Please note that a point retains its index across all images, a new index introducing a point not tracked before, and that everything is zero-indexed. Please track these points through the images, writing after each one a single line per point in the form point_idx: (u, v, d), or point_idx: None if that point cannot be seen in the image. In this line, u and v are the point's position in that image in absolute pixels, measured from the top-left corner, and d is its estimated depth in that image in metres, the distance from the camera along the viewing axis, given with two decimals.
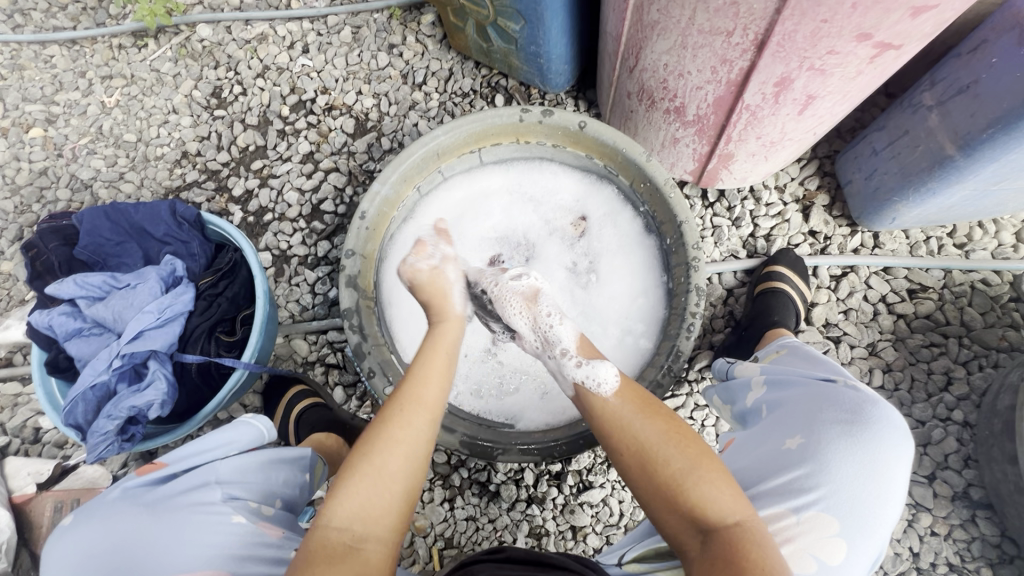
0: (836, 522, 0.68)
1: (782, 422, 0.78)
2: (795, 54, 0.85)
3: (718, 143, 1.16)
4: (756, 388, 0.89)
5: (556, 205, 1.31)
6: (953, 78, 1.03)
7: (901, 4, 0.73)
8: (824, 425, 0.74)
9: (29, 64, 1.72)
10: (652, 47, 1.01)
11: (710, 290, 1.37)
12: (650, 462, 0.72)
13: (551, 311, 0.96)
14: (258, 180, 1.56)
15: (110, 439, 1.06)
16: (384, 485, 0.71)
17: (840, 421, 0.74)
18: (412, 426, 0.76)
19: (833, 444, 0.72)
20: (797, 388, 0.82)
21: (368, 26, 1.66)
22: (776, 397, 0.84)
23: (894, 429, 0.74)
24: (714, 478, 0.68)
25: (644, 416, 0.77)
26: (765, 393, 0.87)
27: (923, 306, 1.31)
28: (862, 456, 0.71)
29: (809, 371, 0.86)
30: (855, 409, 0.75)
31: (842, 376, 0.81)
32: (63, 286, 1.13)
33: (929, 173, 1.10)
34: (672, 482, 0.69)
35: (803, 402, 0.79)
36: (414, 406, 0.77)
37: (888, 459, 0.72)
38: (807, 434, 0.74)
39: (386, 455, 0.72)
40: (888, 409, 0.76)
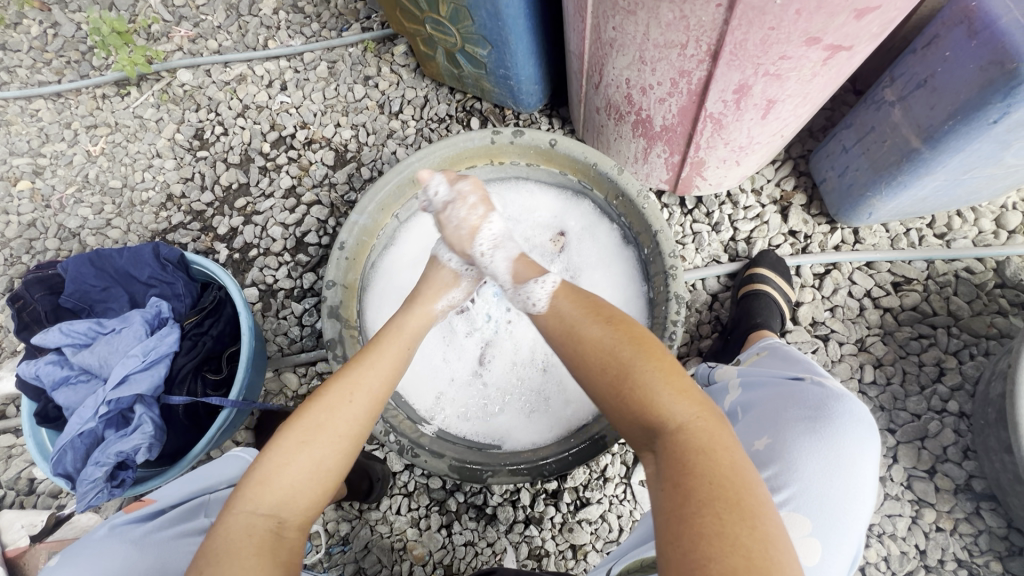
0: (808, 522, 0.68)
1: (751, 425, 0.78)
2: (748, 61, 0.86)
3: (689, 151, 1.17)
4: (733, 391, 0.89)
5: (534, 222, 1.32)
6: (911, 73, 1.04)
7: (845, 8, 0.74)
8: (790, 423, 0.74)
9: (16, 119, 1.76)
10: (613, 63, 1.03)
11: (695, 296, 1.37)
12: (603, 367, 0.71)
13: (484, 248, 1.00)
14: (242, 218, 1.58)
15: (99, 486, 1.04)
16: (322, 455, 0.71)
17: (805, 419, 0.74)
18: (347, 416, 0.74)
19: (799, 442, 0.72)
20: (767, 388, 0.82)
21: (343, 60, 1.70)
22: (748, 398, 0.83)
23: (860, 423, 0.74)
24: (661, 376, 0.67)
25: (588, 321, 0.78)
26: (739, 394, 0.86)
27: (909, 298, 1.31)
28: (829, 453, 0.71)
29: (781, 370, 0.86)
30: (820, 405, 0.75)
31: (809, 373, 0.81)
32: (49, 336, 1.14)
33: (898, 167, 1.11)
34: (619, 379, 0.69)
35: (771, 401, 0.78)
36: (357, 397, 0.77)
37: (855, 453, 0.72)
38: (774, 435, 0.74)
39: (321, 439, 0.71)
40: (854, 403, 0.76)
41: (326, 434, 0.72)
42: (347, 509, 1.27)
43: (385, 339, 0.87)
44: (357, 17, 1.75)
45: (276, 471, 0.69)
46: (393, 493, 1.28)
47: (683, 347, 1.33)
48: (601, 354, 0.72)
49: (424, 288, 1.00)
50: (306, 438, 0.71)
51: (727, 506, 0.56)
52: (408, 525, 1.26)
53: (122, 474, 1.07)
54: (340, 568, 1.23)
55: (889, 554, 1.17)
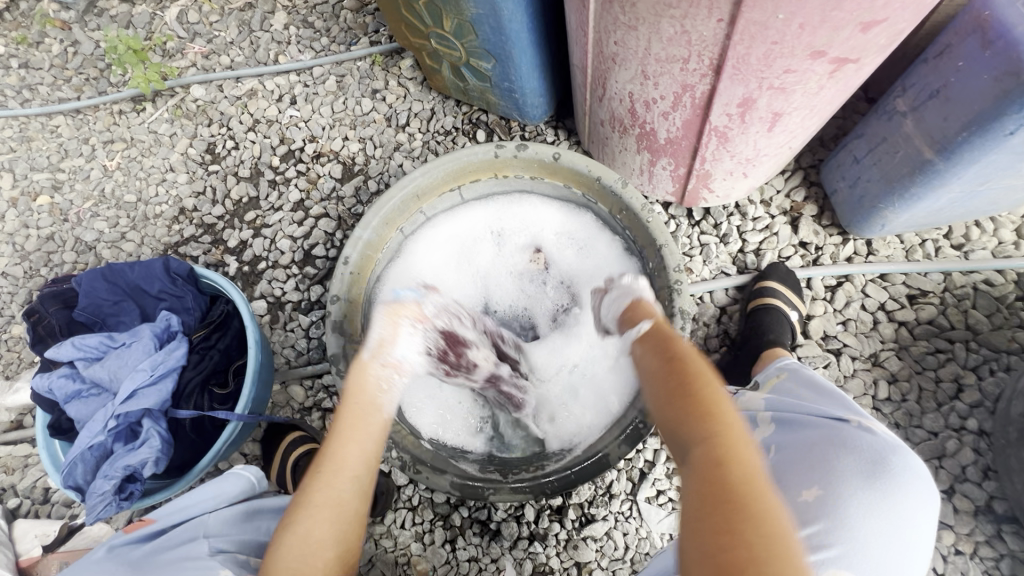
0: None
1: (800, 471, 0.77)
2: (752, 75, 0.85)
3: (694, 163, 1.16)
4: (762, 424, 0.89)
5: (513, 242, 1.35)
6: (923, 83, 1.02)
7: (849, 21, 0.73)
8: (843, 473, 0.74)
9: (37, 135, 1.81)
10: (616, 77, 1.02)
11: (702, 310, 1.34)
12: (705, 407, 0.67)
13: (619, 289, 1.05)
14: (252, 231, 1.60)
15: (108, 499, 1.05)
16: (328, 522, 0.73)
17: (860, 470, 0.75)
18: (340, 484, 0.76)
19: (857, 497, 0.72)
20: (809, 431, 0.82)
21: (352, 73, 1.72)
22: (786, 439, 0.83)
23: (915, 477, 0.76)
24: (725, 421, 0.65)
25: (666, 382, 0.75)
26: (773, 432, 0.86)
27: (924, 311, 1.27)
28: (888, 511, 0.72)
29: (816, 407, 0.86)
30: (873, 457, 0.76)
31: (854, 417, 0.81)
32: (62, 350, 1.16)
33: (911, 179, 1.08)
34: (709, 407, 0.67)
35: (818, 446, 0.79)
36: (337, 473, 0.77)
37: (911, 506, 0.74)
38: (829, 486, 0.74)
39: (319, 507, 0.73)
40: (908, 456, 0.78)
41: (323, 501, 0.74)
42: None
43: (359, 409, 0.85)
44: (366, 30, 1.77)
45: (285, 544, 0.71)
46: (397, 507, 1.27)
47: None
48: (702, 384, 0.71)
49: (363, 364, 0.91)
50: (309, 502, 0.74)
51: (752, 514, 0.56)
52: (412, 540, 1.25)
53: (131, 487, 1.08)
54: None
55: None
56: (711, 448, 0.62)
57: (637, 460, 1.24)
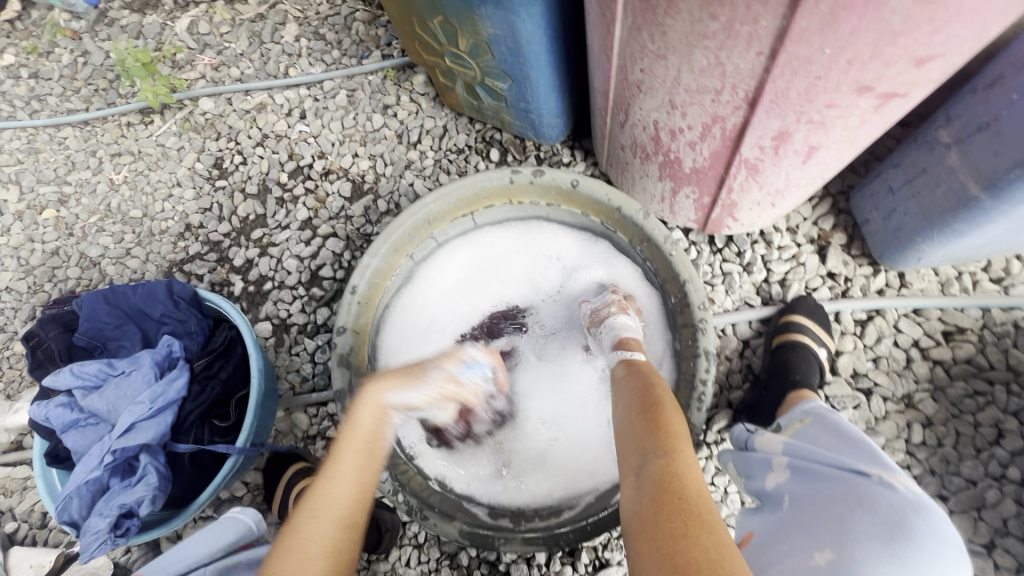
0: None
1: (809, 532, 0.70)
2: (790, 109, 0.79)
3: (720, 193, 1.10)
4: (778, 471, 0.84)
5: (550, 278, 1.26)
6: (970, 114, 0.95)
7: (903, 56, 0.67)
8: (860, 537, 0.65)
9: (44, 147, 1.79)
10: (640, 104, 0.97)
11: (724, 342, 1.28)
12: (663, 429, 0.76)
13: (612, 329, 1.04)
14: (258, 249, 1.56)
15: (103, 537, 1.01)
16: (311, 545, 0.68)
17: (878, 533, 0.65)
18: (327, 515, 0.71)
19: (872, 564, 0.63)
20: (826, 486, 0.74)
21: (363, 88, 1.68)
22: (801, 492, 0.77)
23: (943, 544, 0.65)
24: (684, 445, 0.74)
25: (636, 411, 0.81)
26: (789, 480, 0.81)
27: (961, 350, 1.20)
28: None
29: (838, 457, 0.78)
30: (896, 521, 0.66)
31: (876, 471, 0.72)
32: (60, 378, 1.12)
33: (953, 215, 1.02)
34: (668, 429, 0.76)
35: (831, 503, 0.71)
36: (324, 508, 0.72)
37: None
38: (842, 549, 0.65)
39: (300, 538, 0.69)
40: (937, 518, 0.67)
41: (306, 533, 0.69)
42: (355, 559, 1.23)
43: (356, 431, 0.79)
44: (378, 43, 1.73)
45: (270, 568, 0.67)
46: (403, 544, 1.23)
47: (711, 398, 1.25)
48: (664, 413, 0.79)
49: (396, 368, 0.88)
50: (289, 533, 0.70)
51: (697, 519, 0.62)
52: None
53: (127, 523, 1.03)
54: None
55: None
56: (671, 462, 0.70)
57: None
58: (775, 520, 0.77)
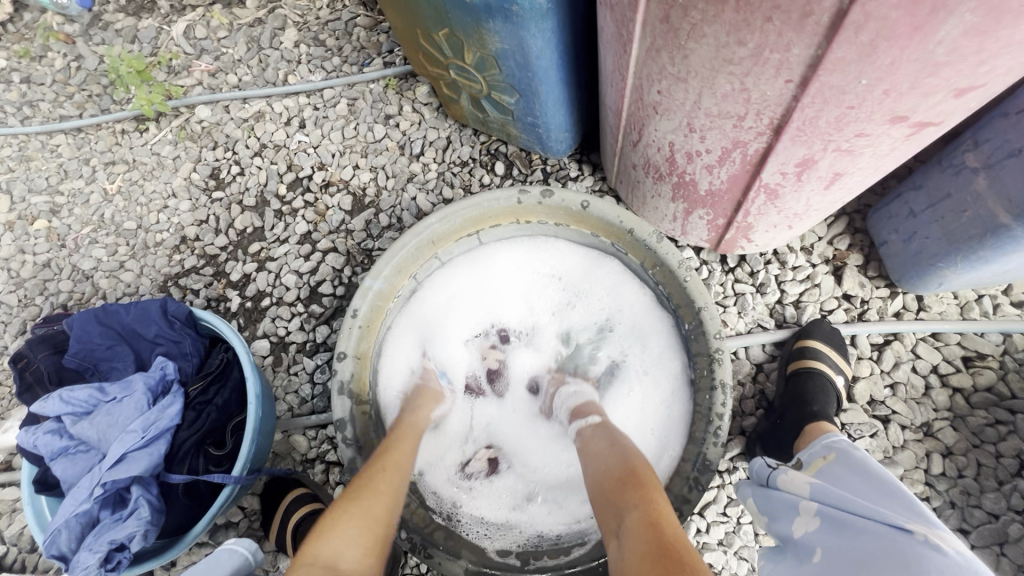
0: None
1: None
2: (818, 138, 0.75)
3: (736, 216, 1.06)
4: (806, 517, 0.80)
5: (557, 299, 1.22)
6: (1000, 139, 0.91)
7: (943, 87, 0.62)
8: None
9: (36, 154, 1.74)
10: (656, 125, 0.92)
11: (737, 367, 1.24)
12: (629, 483, 0.78)
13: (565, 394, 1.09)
14: (256, 264, 1.52)
15: (92, 573, 0.97)
16: (375, 507, 0.81)
17: None
18: (390, 483, 0.86)
19: None
20: (866, 545, 0.69)
21: (364, 97, 1.63)
22: (839, 547, 0.73)
23: None
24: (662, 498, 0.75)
25: (602, 471, 0.84)
26: (819, 530, 0.77)
27: (982, 377, 1.16)
28: None
29: (875, 509, 0.73)
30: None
31: (921, 530, 0.67)
32: (48, 404, 1.08)
33: (980, 241, 0.98)
34: (635, 480, 0.78)
35: (870, 566, 0.67)
36: (393, 474, 0.88)
37: None
38: None
39: (370, 497, 0.81)
40: None
41: (374, 491, 0.83)
42: None
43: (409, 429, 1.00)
44: (379, 50, 1.69)
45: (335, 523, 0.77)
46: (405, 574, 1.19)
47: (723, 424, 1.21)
48: (630, 465, 0.81)
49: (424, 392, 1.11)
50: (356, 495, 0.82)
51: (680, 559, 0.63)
52: None
53: (118, 556, 0.99)
54: None
55: None
56: (645, 514, 0.72)
57: None
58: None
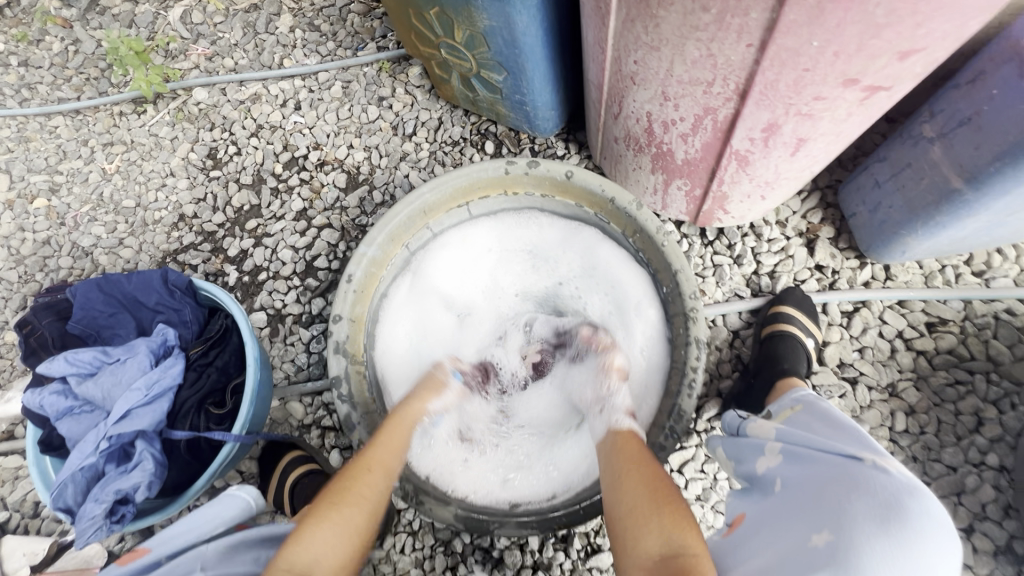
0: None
1: (807, 515, 0.72)
2: (779, 101, 0.81)
3: (711, 185, 1.12)
4: (772, 456, 0.87)
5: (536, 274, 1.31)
6: (952, 109, 0.98)
7: (887, 49, 0.69)
8: (856, 518, 0.66)
9: (35, 136, 1.77)
10: (633, 96, 0.98)
11: (715, 333, 1.31)
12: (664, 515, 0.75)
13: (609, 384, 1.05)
14: (253, 240, 1.56)
15: (98, 523, 1.01)
16: (355, 513, 0.83)
17: (871, 514, 0.66)
18: (375, 487, 0.88)
19: (866, 546, 0.64)
20: (821, 469, 0.76)
21: (358, 80, 1.68)
22: (798, 475, 0.79)
23: (938, 525, 0.64)
24: (682, 524, 0.73)
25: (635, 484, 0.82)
26: (782, 465, 0.83)
27: (944, 341, 1.23)
28: (902, 561, 0.62)
29: (835, 445, 0.79)
30: (891, 501, 0.66)
31: (870, 455, 0.74)
32: (54, 364, 1.12)
33: (936, 207, 1.05)
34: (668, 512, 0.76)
35: (828, 487, 0.73)
36: (378, 474, 0.90)
37: (930, 559, 0.63)
38: (837, 531, 0.66)
39: (349, 506, 0.83)
40: (929, 499, 0.67)
41: (355, 499, 0.84)
42: None
43: (400, 420, 0.99)
44: (373, 35, 1.73)
45: (313, 529, 0.79)
46: (397, 531, 1.24)
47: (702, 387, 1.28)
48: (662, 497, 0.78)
49: (425, 382, 1.11)
50: (337, 500, 0.84)
51: None
52: (411, 566, 1.22)
53: (122, 509, 1.04)
54: None
55: None
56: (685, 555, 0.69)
57: None
58: (771, 503, 0.80)
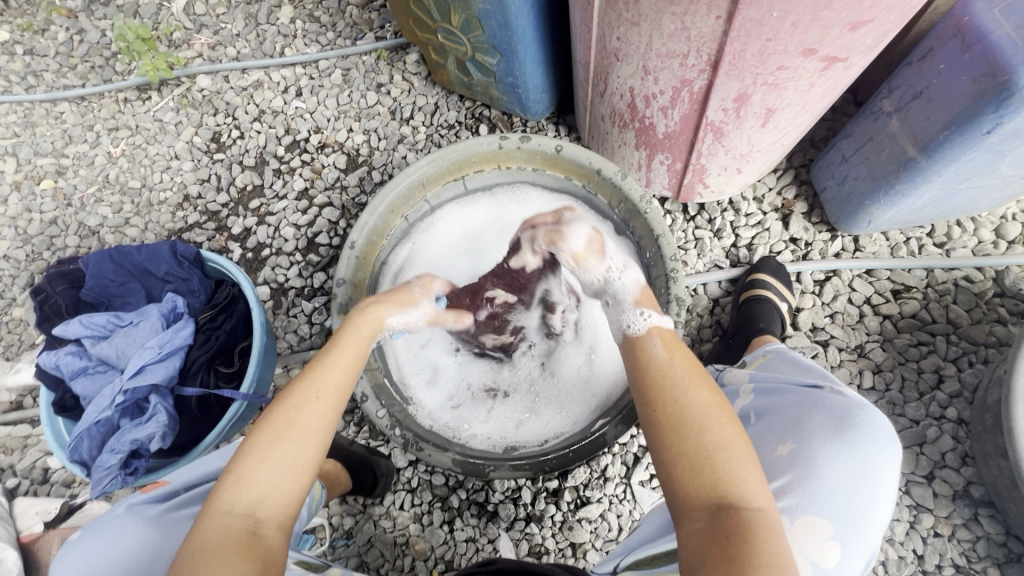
0: (829, 525, 0.69)
1: (771, 431, 0.79)
2: (747, 71, 0.90)
3: (690, 158, 1.20)
4: (744, 395, 0.92)
5: None
6: (908, 85, 1.07)
7: (839, 21, 0.78)
8: (814, 429, 0.75)
9: (41, 121, 1.82)
10: (617, 72, 1.07)
11: (696, 301, 1.39)
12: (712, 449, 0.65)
13: (609, 266, 0.89)
14: (256, 218, 1.63)
15: (114, 473, 1.08)
16: (302, 449, 0.69)
17: (828, 426, 0.75)
18: (316, 411, 0.71)
19: (823, 451, 0.73)
20: (785, 396, 0.83)
21: (357, 67, 1.75)
22: (764, 404, 0.85)
23: (883, 433, 0.74)
24: (746, 466, 0.64)
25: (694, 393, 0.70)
26: (751, 399, 0.89)
27: (908, 306, 1.32)
28: (852, 462, 0.71)
29: (798, 378, 0.87)
30: (845, 414, 0.75)
31: (828, 383, 0.81)
32: (69, 327, 1.18)
33: (896, 176, 1.14)
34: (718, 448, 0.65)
35: (790, 407, 0.80)
36: (316, 397, 0.73)
37: (877, 461, 0.72)
38: (798, 440, 0.75)
39: (288, 441, 0.68)
40: (876, 413, 0.77)
41: (299, 432, 0.69)
42: (351, 503, 1.30)
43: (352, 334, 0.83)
44: (371, 26, 1.81)
45: (251, 477, 0.66)
46: (397, 489, 1.30)
47: None
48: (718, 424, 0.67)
49: (387, 294, 0.93)
50: (275, 439, 0.68)
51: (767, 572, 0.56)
52: (410, 520, 1.28)
53: (135, 463, 1.11)
54: (344, 561, 1.26)
55: (888, 559, 1.17)
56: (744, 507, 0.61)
57: (631, 445, 1.29)
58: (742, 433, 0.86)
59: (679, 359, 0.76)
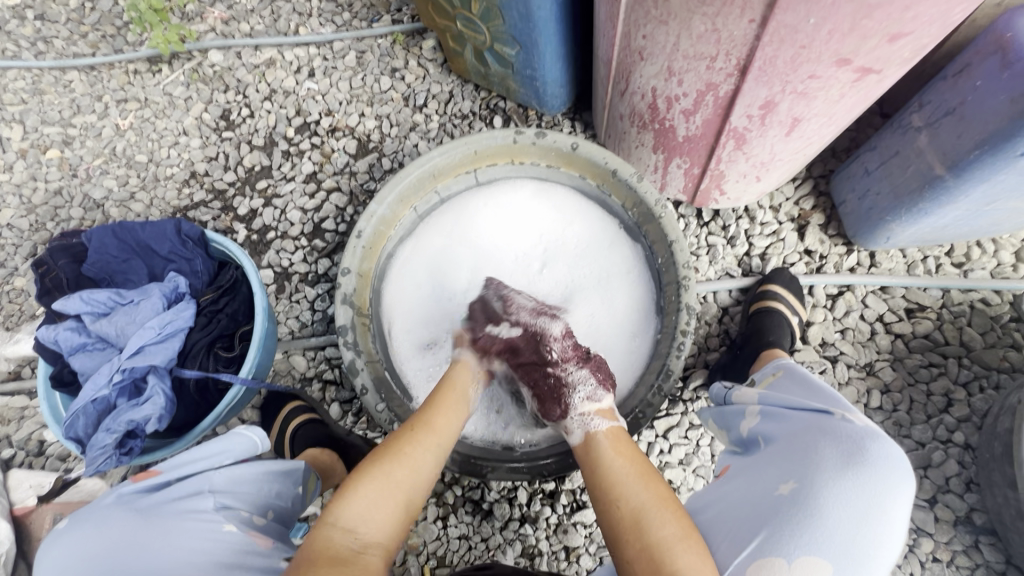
0: (831, 566, 0.66)
1: (777, 464, 0.76)
2: (777, 78, 0.87)
3: (709, 163, 1.17)
4: (751, 416, 0.90)
5: (533, 226, 1.30)
6: (940, 100, 1.04)
7: (878, 31, 0.74)
8: (820, 465, 0.72)
9: (49, 88, 1.78)
10: (640, 71, 1.03)
11: (705, 309, 1.37)
12: (654, 543, 0.73)
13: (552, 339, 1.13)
14: (262, 200, 1.61)
15: (109, 452, 1.07)
16: (380, 501, 0.78)
17: (835, 462, 0.72)
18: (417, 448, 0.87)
19: (828, 489, 0.70)
20: (795, 425, 0.81)
21: (372, 50, 1.71)
22: (771, 430, 0.84)
23: (895, 468, 0.70)
24: (699, 558, 0.70)
25: (644, 489, 0.80)
26: (759, 423, 0.87)
27: (921, 326, 1.30)
28: (859, 501, 0.68)
29: (807, 402, 0.84)
30: (852, 449, 0.72)
31: (839, 410, 0.79)
32: (69, 303, 1.17)
33: (919, 193, 1.11)
34: (662, 541, 0.73)
35: (799, 439, 0.78)
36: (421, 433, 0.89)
37: (887, 500, 0.68)
38: (802, 478, 0.72)
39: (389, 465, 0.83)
40: (890, 445, 0.73)
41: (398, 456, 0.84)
42: None
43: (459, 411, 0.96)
44: (388, 8, 1.76)
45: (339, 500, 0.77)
46: None
47: (690, 358, 1.34)
48: (661, 515, 0.76)
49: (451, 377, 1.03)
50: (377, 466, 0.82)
51: None
52: None
53: (131, 443, 1.10)
54: None
55: None
56: None
57: None
58: (750, 458, 0.84)
59: (620, 459, 0.88)
